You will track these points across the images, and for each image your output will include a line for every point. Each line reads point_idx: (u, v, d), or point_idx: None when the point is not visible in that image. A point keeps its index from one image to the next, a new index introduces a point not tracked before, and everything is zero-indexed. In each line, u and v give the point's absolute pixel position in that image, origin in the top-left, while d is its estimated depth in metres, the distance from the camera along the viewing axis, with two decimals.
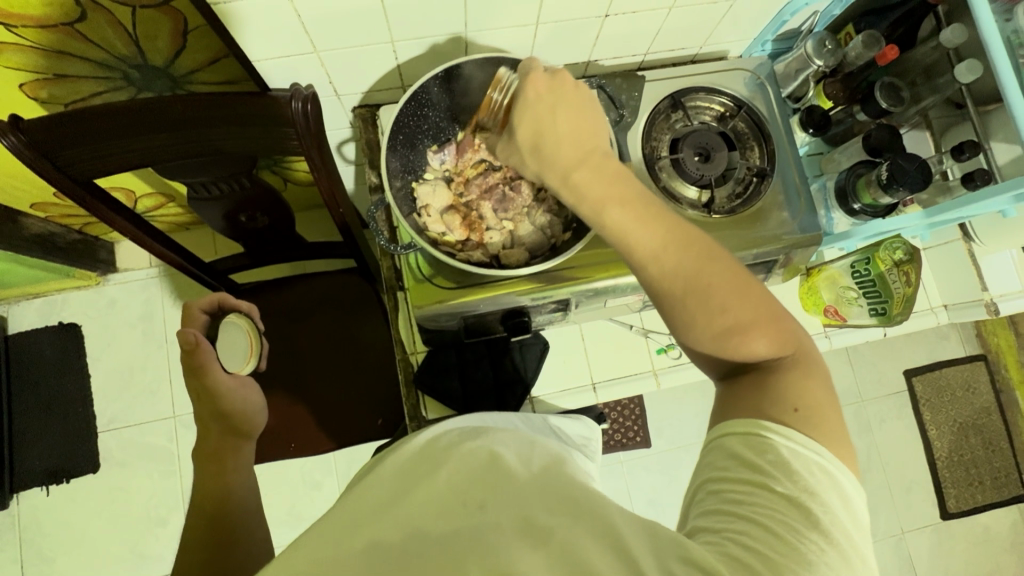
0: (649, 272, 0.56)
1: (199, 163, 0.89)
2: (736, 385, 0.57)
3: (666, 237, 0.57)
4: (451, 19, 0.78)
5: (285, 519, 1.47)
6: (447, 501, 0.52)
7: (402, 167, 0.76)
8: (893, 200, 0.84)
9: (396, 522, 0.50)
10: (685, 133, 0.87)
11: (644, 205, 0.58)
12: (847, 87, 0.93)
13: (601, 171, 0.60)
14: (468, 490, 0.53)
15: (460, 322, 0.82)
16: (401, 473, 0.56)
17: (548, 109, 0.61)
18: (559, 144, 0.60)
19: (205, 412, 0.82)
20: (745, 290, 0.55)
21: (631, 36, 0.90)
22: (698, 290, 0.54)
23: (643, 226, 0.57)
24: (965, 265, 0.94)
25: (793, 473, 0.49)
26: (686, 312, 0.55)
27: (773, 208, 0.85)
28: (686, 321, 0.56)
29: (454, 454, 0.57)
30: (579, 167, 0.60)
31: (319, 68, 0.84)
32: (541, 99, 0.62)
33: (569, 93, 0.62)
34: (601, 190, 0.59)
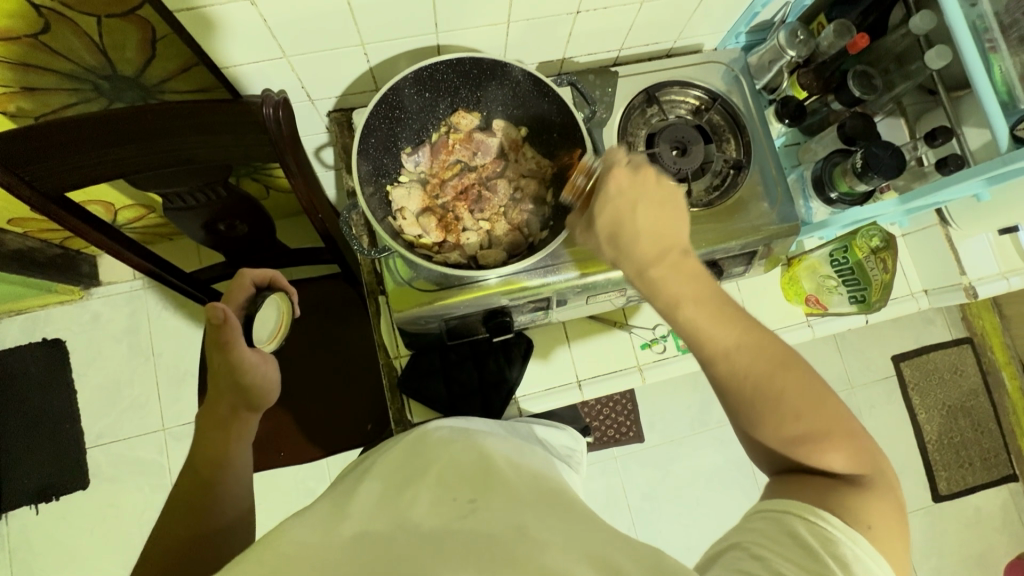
0: (721, 372, 0.55)
1: (174, 174, 0.87)
2: (790, 481, 0.54)
3: (747, 340, 0.55)
4: (422, 20, 0.77)
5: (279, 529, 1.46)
6: (438, 499, 0.54)
7: (375, 171, 0.75)
8: (870, 187, 0.84)
9: (389, 513, 0.52)
10: (661, 127, 0.86)
11: (722, 305, 0.57)
12: (821, 77, 0.92)
13: (676, 272, 0.58)
14: (456, 490, 0.56)
15: (441, 325, 0.81)
16: (394, 473, 0.59)
17: (629, 205, 0.59)
18: (639, 238, 0.58)
19: (221, 374, 0.76)
20: (817, 401, 0.53)
21: (605, 32, 0.90)
22: (768, 396, 0.53)
23: (723, 327, 0.55)
24: (944, 250, 0.94)
25: (843, 563, 0.47)
26: (757, 416, 0.54)
27: (751, 199, 0.86)
28: (755, 425, 0.54)
29: (440, 459, 0.60)
30: (657, 264, 0.58)
31: (290, 73, 0.83)
32: (624, 194, 0.59)
33: (652, 189, 0.59)
34: (680, 289, 0.57)
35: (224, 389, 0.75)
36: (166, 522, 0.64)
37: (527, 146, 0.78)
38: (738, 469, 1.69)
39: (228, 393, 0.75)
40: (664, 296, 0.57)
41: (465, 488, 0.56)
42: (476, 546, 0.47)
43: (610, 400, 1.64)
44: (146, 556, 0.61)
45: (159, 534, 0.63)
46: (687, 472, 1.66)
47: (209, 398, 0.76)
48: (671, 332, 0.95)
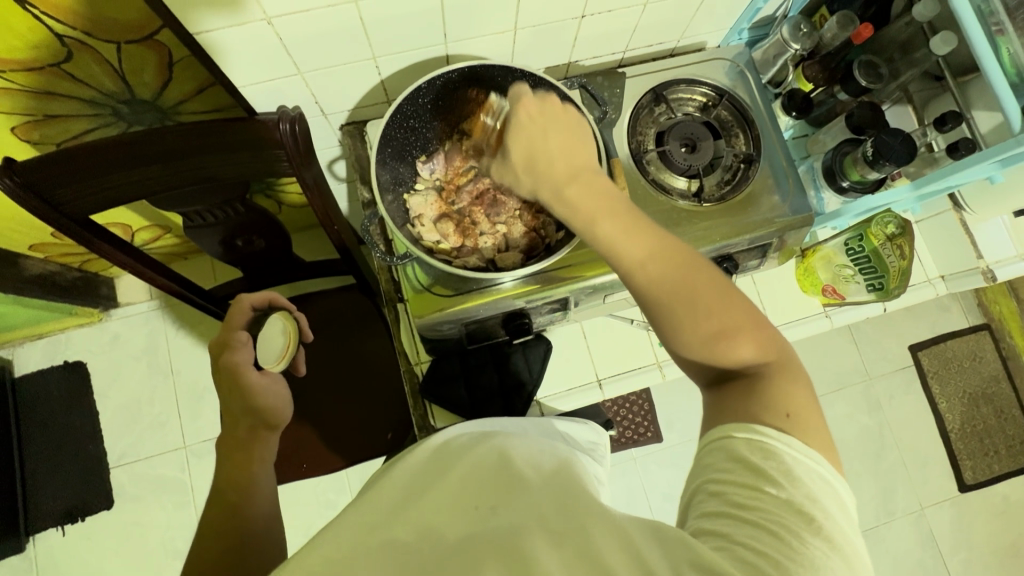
0: (639, 281, 0.57)
1: (192, 192, 0.89)
2: (722, 393, 0.55)
3: (651, 244, 0.57)
4: (431, 31, 0.79)
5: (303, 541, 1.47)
6: (460, 506, 0.54)
7: (393, 180, 0.75)
8: (882, 174, 0.85)
9: (409, 525, 0.52)
10: (670, 125, 0.88)
11: (633, 217, 0.59)
12: (826, 68, 0.94)
13: (589, 179, 0.62)
14: (480, 498, 0.55)
15: (462, 329, 0.82)
16: (412, 483, 0.59)
17: (539, 130, 0.64)
18: (552, 158, 0.63)
19: (231, 401, 0.78)
20: (728, 297, 0.55)
21: (609, 35, 0.91)
22: (682, 295, 0.55)
23: (632, 236, 0.58)
24: (959, 235, 0.95)
25: (790, 475, 0.49)
26: (671, 322, 0.56)
27: (762, 192, 0.86)
28: (674, 329, 0.56)
29: (459, 466, 0.60)
30: (571, 182, 0.62)
31: (304, 89, 0.85)
32: (533, 121, 0.65)
33: (558, 116, 0.65)
34: (592, 204, 0.60)
35: (236, 415, 0.77)
36: (194, 548, 0.63)
37: None
38: None
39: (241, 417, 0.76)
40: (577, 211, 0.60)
41: (489, 496, 0.55)
42: (502, 553, 0.47)
43: (627, 402, 1.65)
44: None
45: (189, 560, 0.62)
46: None
47: (224, 430, 0.77)
48: None
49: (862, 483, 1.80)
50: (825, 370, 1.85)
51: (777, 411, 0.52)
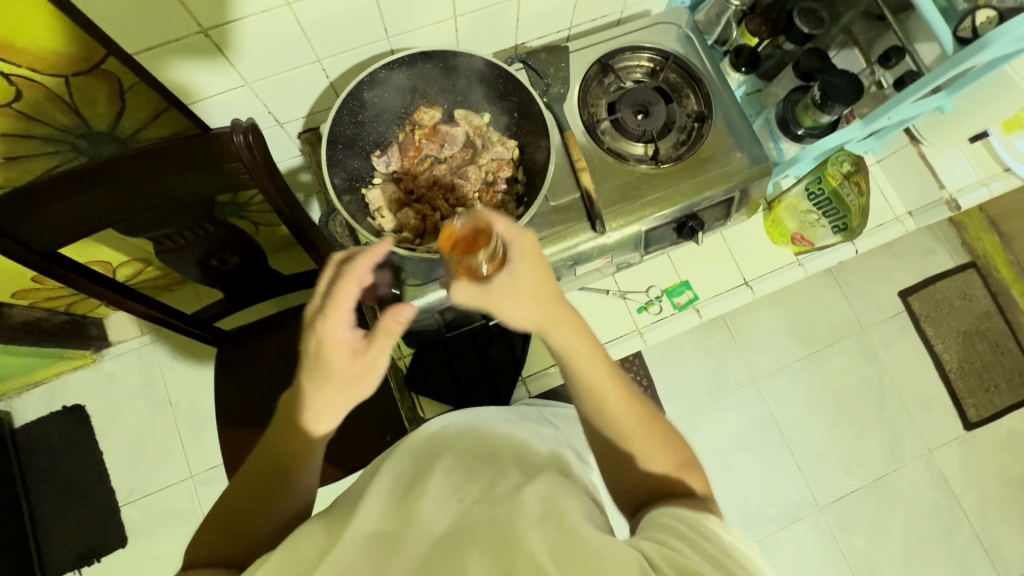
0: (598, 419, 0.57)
1: (159, 215, 0.90)
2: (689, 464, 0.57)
3: (623, 395, 0.57)
4: (371, 28, 0.80)
5: None
6: (444, 497, 0.55)
7: (348, 177, 0.75)
8: (833, 116, 0.86)
9: (393, 518, 0.53)
10: (620, 94, 0.89)
11: (605, 357, 0.59)
12: (768, 21, 0.95)
13: (554, 330, 0.58)
14: (463, 493, 0.56)
15: (439, 319, 0.82)
16: (396, 481, 0.60)
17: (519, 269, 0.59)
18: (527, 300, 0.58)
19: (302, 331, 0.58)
20: (677, 457, 0.56)
21: (551, 13, 0.92)
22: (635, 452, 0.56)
23: (611, 381, 0.57)
24: (919, 169, 0.96)
25: None
26: (618, 455, 0.57)
27: (719, 148, 0.87)
28: (623, 470, 0.56)
29: (439, 465, 0.61)
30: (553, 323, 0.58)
31: (255, 100, 0.86)
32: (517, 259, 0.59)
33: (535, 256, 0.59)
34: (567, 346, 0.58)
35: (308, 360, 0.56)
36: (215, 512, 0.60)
37: (491, 130, 0.79)
38: (763, 426, 1.80)
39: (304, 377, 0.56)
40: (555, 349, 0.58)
41: (470, 490, 0.56)
42: (485, 539, 0.48)
43: None
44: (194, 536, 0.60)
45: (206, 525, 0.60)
46: (709, 431, 1.77)
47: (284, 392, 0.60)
48: (664, 292, 0.96)
49: (868, 433, 1.81)
50: (818, 325, 1.86)
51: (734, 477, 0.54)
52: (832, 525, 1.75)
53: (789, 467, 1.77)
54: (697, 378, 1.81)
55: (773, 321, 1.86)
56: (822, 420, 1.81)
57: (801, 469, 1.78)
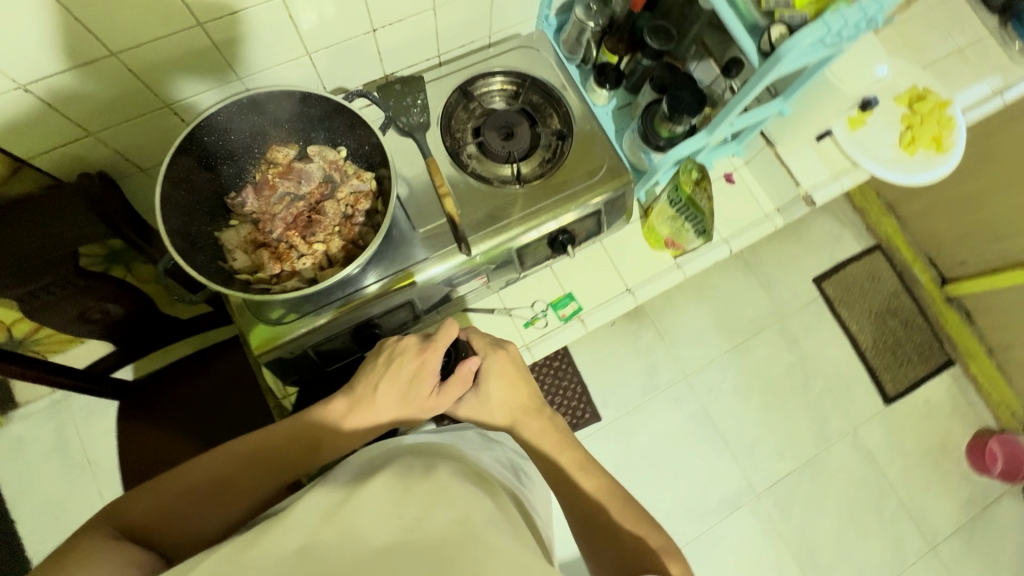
0: (580, 486, 0.68)
1: (16, 274, 0.84)
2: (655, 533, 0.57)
3: (596, 478, 0.69)
4: (218, 70, 0.79)
5: None
6: (381, 503, 0.48)
7: (197, 222, 0.73)
8: (686, 126, 0.91)
9: (320, 527, 0.46)
10: (484, 118, 0.91)
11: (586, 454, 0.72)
12: (622, 39, 0.99)
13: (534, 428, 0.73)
14: (404, 505, 0.48)
15: (313, 353, 0.82)
16: (330, 496, 0.51)
17: (507, 380, 0.75)
18: (513, 403, 0.74)
19: (391, 340, 0.74)
20: (647, 526, 0.65)
21: (413, 43, 0.94)
22: (615, 527, 0.65)
23: (584, 473, 0.69)
24: (777, 168, 1.01)
25: None
26: (605, 534, 0.65)
27: (579, 162, 0.90)
28: (619, 553, 0.63)
29: (378, 475, 0.54)
30: (537, 420, 0.74)
31: (106, 150, 0.82)
32: (499, 369, 0.75)
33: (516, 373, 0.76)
34: (552, 443, 0.72)
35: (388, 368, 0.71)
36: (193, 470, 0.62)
37: (348, 163, 0.79)
38: (697, 421, 1.85)
39: (389, 379, 0.70)
40: (538, 445, 0.72)
41: (409, 498, 0.49)
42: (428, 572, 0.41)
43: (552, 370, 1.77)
44: (139, 491, 0.60)
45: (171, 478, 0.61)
46: (647, 432, 1.81)
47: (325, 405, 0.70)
48: (548, 305, 0.98)
49: (797, 417, 1.88)
50: (740, 318, 1.92)
51: None
52: (770, 509, 1.80)
53: (724, 458, 1.82)
54: (630, 380, 1.84)
55: (699, 318, 1.92)
56: (753, 409, 1.87)
57: (737, 458, 1.82)
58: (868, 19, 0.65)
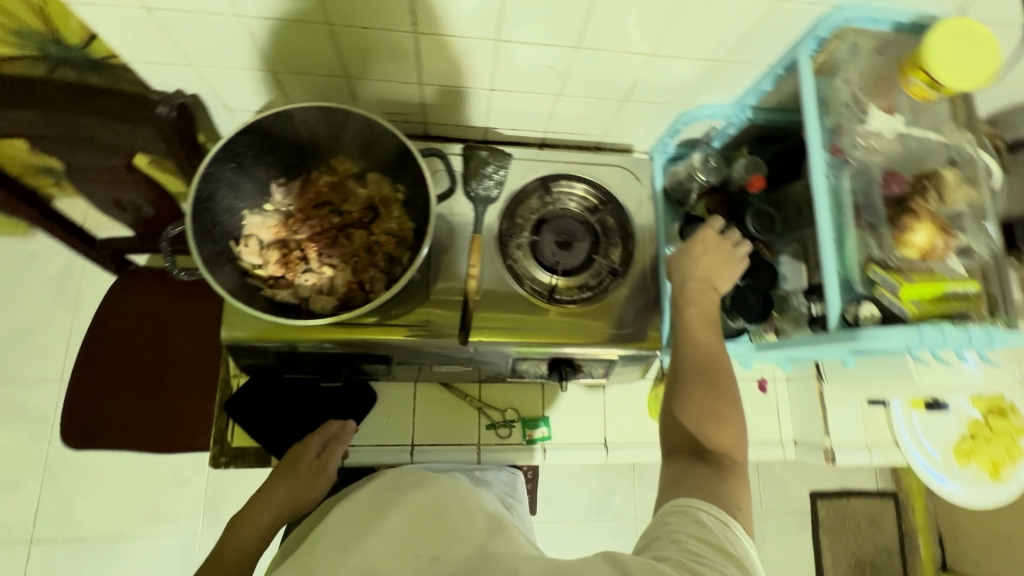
0: (690, 346, 0.72)
1: (78, 144, 0.87)
2: (685, 468, 0.63)
3: (714, 341, 0.72)
4: (329, 64, 0.78)
5: (133, 522, 1.34)
6: (397, 542, 0.57)
7: (232, 194, 0.73)
8: (739, 323, 0.85)
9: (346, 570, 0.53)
10: (550, 216, 0.87)
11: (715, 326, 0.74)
12: (726, 204, 0.92)
13: (696, 316, 0.75)
14: (421, 542, 0.57)
15: (274, 359, 0.79)
16: (346, 522, 0.61)
17: (700, 252, 0.79)
18: (696, 264, 0.79)
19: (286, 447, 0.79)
20: (720, 395, 0.68)
21: (526, 113, 0.91)
22: (703, 383, 0.68)
23: (710, 333, 0.73)
24: (813, 405, 0.93)
25: (728, 554, 0.54)
26: (687, 387, 0.69)
27: (619, 305, 0.85)
28: (682, 400, 0.68)
29: (393, 503, 0.63)
30: (700, 284, 0.77)
31: (200, 83, 0.83)
32: (708, 243, 0.80)
33: (720, 249, 0.80)
34: (699, 304, 0.76)
35: (296, 458, 0.74)
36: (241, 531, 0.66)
37: (397, 204, 0.77)
38: None
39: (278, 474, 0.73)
40: (682, 298, 0.76)
41: (424, 540, 0.57)
42: None
43: None
44: None
45: (226, 551, 0.64)
46: None
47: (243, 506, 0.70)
48: (520, 419, 0.92)
49: None
50: None
51: (732, 503, 0.59)
52: None
53: None
54: None
55: None
56: None
57: None
58: (971, 346, 0.57)
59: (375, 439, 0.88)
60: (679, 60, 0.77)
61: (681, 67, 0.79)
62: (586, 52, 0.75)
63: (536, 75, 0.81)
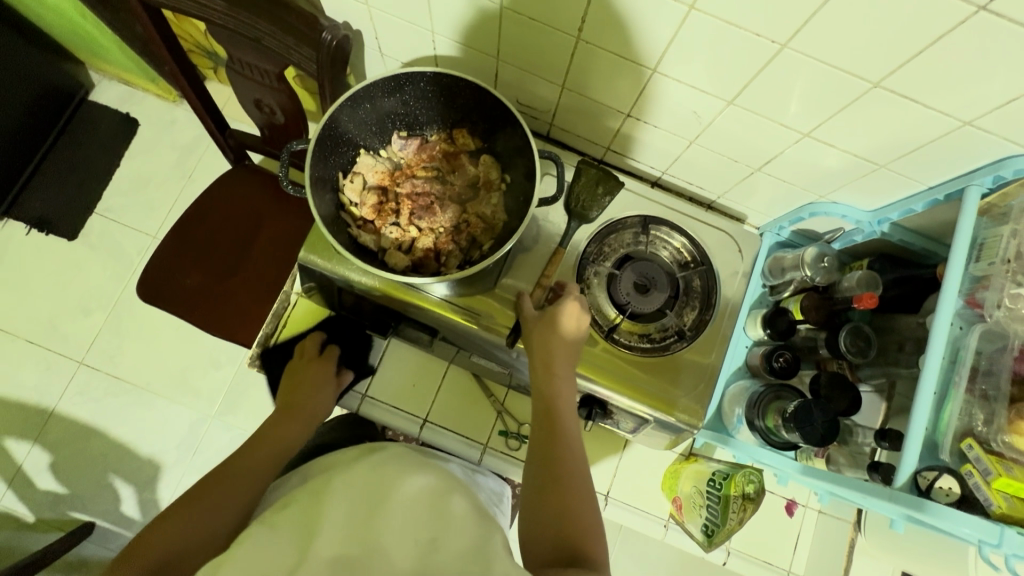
0: (546, 435, 0.65)
1: (246, 44, 0.96)
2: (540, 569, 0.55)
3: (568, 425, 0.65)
4: (486, 41, 0.81)
5: (163, 383, 1.45)
6: (401, 525, 0.58)
7: (356, 131, 0.76)
8: (791, 438, 0.79)
9: (354, 540, 0.56)
10: (637, 256, 0.85)
11: (557, 396, 0.67)
12: (825, 310, 0.84)
13: (554, 351, 0.69)
14: (421, 528, 0.59)
15: (335, 292, 0.82)
16: (353, 487, 0.64)
17: (564, 326, 0.70)
18: (563, 340, 0.69)
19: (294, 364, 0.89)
20: (564, 491, 0.60)
21: (650, 149, 0.90)
22: (554, 480, 0.61)
23: (566, 414, 0.66)
24: (839, 551, 0.87)
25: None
26: (538, 485, 0.61)
27: (673, 370, 0.81)
28: (536, 498, 0.61)
29: (400, 484, 0.64)
30: (561, 366, 0.69)
31: (368, 22, 0.88)
32: (568, 316, 0.70)
33: (567, 313, 0.70)
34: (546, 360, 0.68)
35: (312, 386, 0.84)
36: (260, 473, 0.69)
37: (498, 194, 0.78)
38: None
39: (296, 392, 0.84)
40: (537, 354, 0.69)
41: (425, 527, 0.59)
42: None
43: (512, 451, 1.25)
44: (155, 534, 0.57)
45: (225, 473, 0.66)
46: None
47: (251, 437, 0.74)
48: None
49: None
50: None
51: None
52: None
53: None
54: None
55: None
56: None
57: None
58: None
59: (396, 401, 0.90)
60: (833, 148, 0.72)
61: (830, 157, 0.74)
62: (738, 109, 0.72)
63: (677, 114, 0.78)
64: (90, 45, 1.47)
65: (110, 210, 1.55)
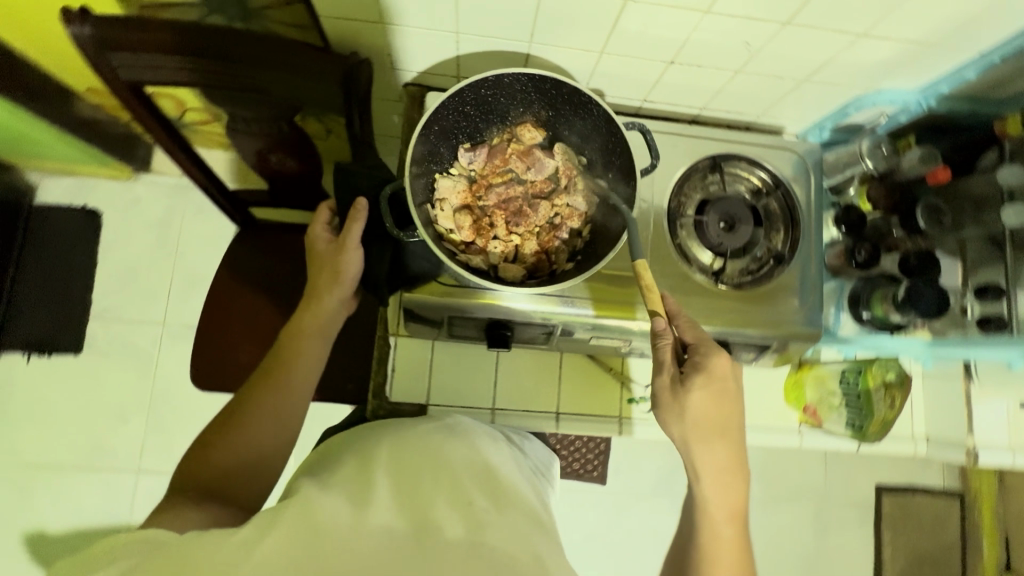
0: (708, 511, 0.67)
1: (249, 97, 0.89)
2: None
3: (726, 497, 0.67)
4: (520, 27, 0.78)
5: None
6: (450, 496, 0.52)
7: (429, 156, 0.73)
8: (903, 319, 0.85)
9: (406, 512, 0.49)
10: (715, 197, 0.87)
11: (717, 473, 0.67)
12: (892, 195, 0.88)
13: (703, 428, 0.67)
14: (478, 494, 0.54)
15: (448, 321, 0.80)
16: (409, 450, 0.58)
17: (711, 400, 0.67)
18: (711, 415, 0.67)
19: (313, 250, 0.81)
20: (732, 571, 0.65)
21: (691, 89, 0.90)
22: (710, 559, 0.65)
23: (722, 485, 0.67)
24: (957, 404, 0.92)
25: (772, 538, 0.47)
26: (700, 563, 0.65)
27: (783, 293, 0.84)
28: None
29: (450, 448, 0.59)
30: (715, 442, 0.68)
31: (382, 39, 0.83)
32: (712, 380, 0.68)
33: (716, 386, 0.68)
34: (704, 442, 0.67)
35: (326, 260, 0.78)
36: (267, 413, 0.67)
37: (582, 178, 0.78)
38: None
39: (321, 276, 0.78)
40: (687, 431, 0.67)
41: (482, 493, 0.54)
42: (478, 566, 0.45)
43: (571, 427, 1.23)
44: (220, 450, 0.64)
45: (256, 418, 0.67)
46: None
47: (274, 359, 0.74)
48: None
49: None
50: None
51: None
52: None
53: None
54: None
55: None
56: None
57: None
58: None
59: (526, 404, 0.91)
60: (887, 40, 0.74)
61: (884, 49, 0.76)
62: (794, 29, 0.73)
63: (726, 49, 0.78)
64: (28, 145, 1.31)
65: (110, 311, 1.45)
